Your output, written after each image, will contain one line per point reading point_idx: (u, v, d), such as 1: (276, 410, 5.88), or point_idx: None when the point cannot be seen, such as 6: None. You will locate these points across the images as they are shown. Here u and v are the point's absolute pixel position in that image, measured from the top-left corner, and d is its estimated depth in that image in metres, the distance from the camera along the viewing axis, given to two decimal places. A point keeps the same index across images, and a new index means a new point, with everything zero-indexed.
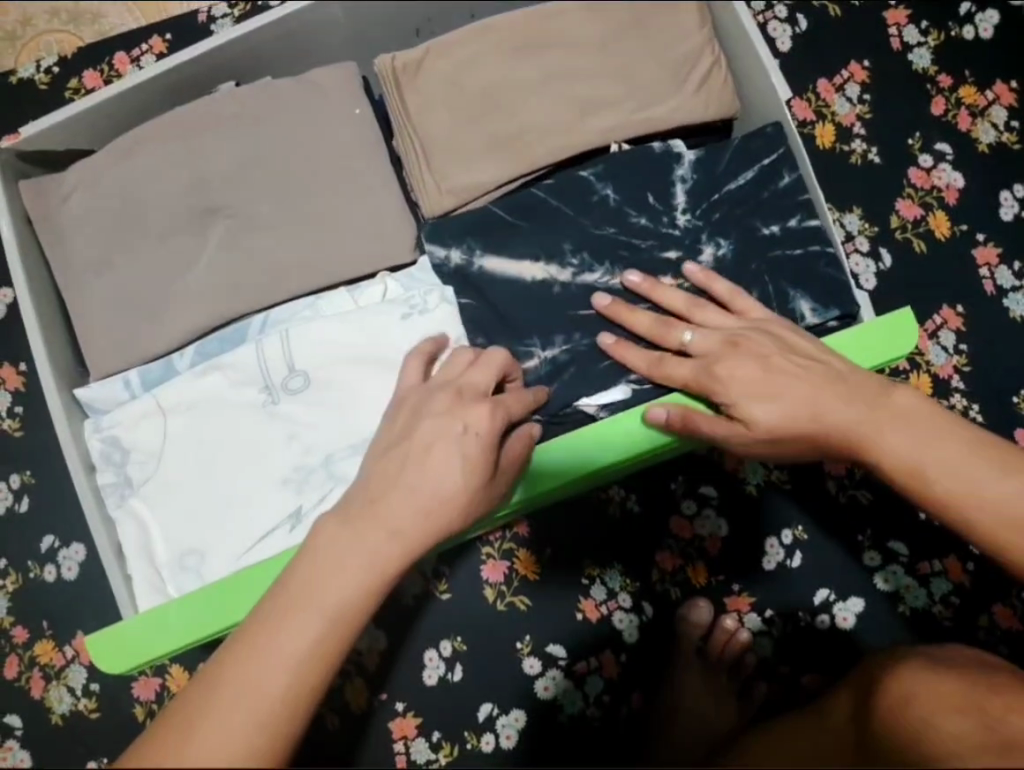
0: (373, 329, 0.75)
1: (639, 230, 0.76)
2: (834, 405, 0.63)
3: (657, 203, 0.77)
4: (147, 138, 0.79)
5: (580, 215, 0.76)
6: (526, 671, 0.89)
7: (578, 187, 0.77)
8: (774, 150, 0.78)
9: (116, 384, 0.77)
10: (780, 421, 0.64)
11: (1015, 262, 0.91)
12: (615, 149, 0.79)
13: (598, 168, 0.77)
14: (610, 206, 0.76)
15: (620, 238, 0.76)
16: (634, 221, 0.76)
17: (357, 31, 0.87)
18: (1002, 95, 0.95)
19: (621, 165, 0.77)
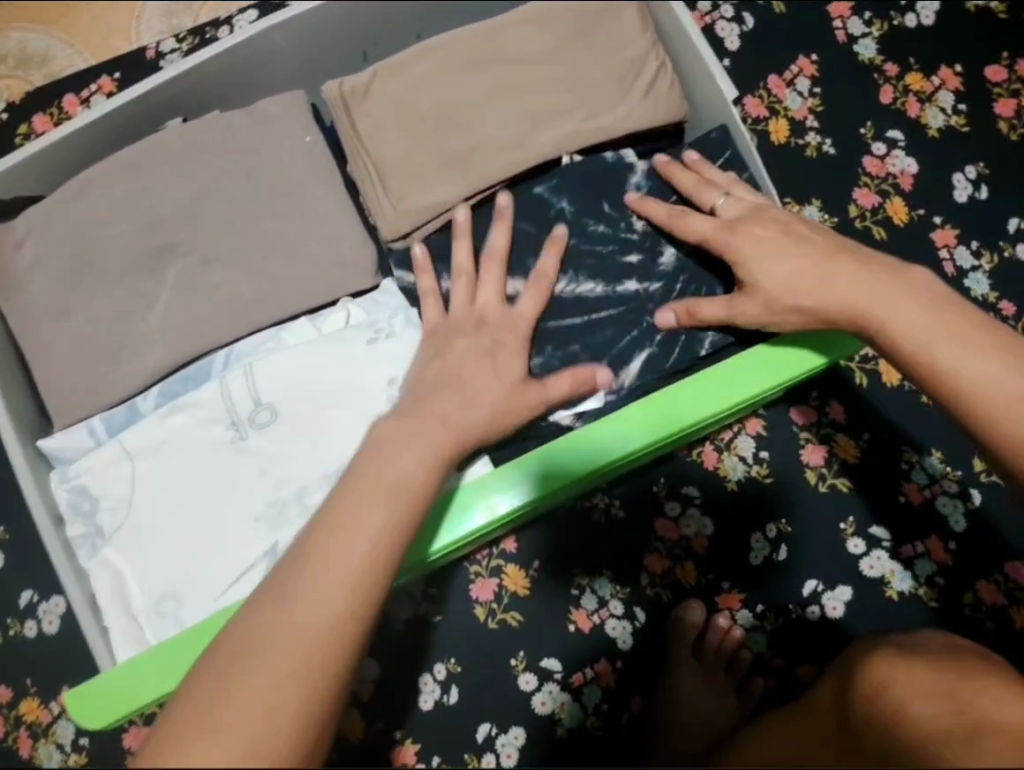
0: (343, 357, 0.75)
1: (599, 237, 0.77)
2: (840, 266, 0.68)
3: (614, 210, 0.78)
4: (98, 179, 0.78)
5: (541, 229, 0.78)
6: (522, 688, 0.88)
7: (536, 202, 0.78)
8: (722, 153, 0.80)
9: (79, 432, 0.76)
10: (785, 280, 0.68)
11: (973, 242, 0.92)
12: (566, 162, 0.80)
13: (552, 182, 0.79)
14: (567, 217, 0.78)
15: (582, 247, 0.77)
16: (592, 229, 0.78)
17: (305, 57, 0.87)
18: (948, 80, 0.97)
19: (575, 177, 0.79)
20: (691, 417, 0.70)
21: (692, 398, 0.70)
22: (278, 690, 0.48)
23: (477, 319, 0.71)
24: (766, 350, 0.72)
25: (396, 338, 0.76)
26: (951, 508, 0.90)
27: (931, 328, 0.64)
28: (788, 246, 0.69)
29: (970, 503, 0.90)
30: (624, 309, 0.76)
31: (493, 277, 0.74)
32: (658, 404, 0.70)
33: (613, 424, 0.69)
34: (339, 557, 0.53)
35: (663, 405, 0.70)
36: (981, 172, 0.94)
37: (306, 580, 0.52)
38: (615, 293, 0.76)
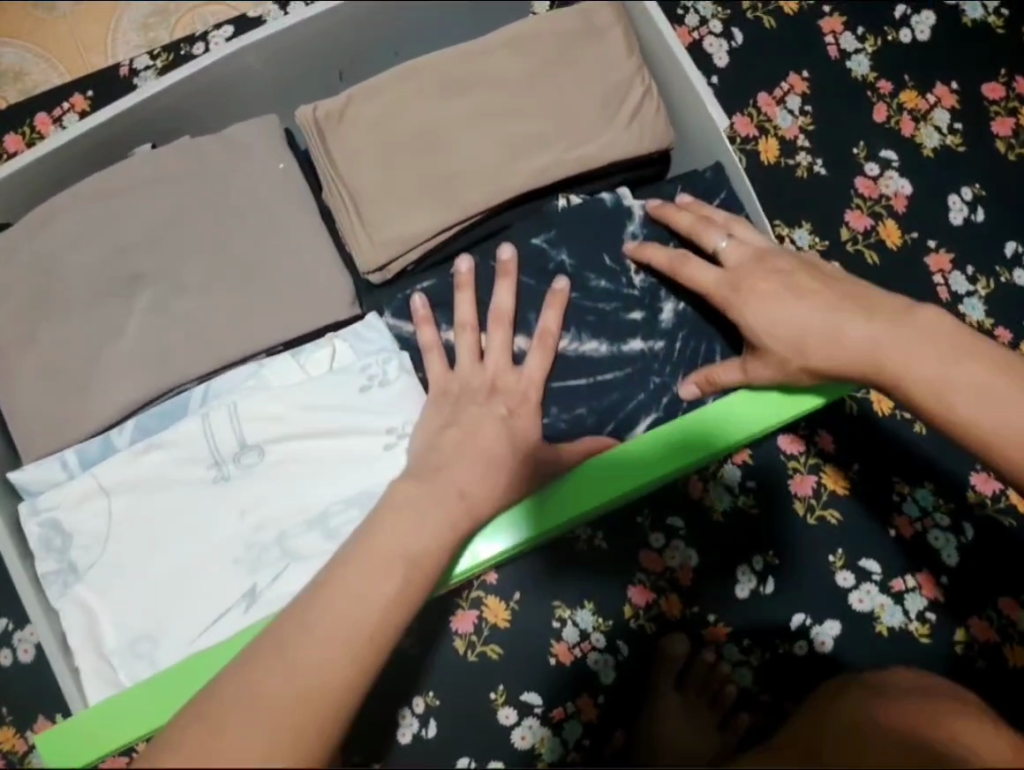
0: (326, 395, 0.73)
1: (602, 294, 0.76)
2: (848, 321, 0.65)
3: (614, 263, 0.77)
4: (67, 207, 0.77)
5: (541, 285, 0.76)
6: (502, 723, 0.86)
7: (536, 257, 0.76)
8: (717, 193, 0.79)
9: (53, 464, 0.73)
10: (777, 327, 0.67)
11: (968, 267, 0.90)
12: (561, 207, 0.78)
13: (550, 233, 0.77)
14: (568, 271, 0.76)
15: (584, 304, 0.76)
16: (594, 284, 0.76)
17: (281, 78, 0.85)
18: (944, 98, 0.94)
19: (570, 224, 0.77)
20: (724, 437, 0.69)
21: (676, 443, 0.69)
22: (272, 741, 0.46)
23: (491, 383, 0.71)
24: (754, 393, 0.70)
25: (388, 386, 0.73)
26: (944, 542, 0.88)
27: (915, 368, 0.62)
28: (786, 295, 0.67)
29: (963, 538, 0.88)
30: (629, 370, 0.75)
31: (500, 337, 0.73)
32: (687, 426, 0.69)
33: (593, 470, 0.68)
34: (354, 603, 0.52)
35: (693, 427, 0.69)
36: (977, 194, 0.92)
37: (310, 630, 0.50)
38: (619, 352, 0.75)
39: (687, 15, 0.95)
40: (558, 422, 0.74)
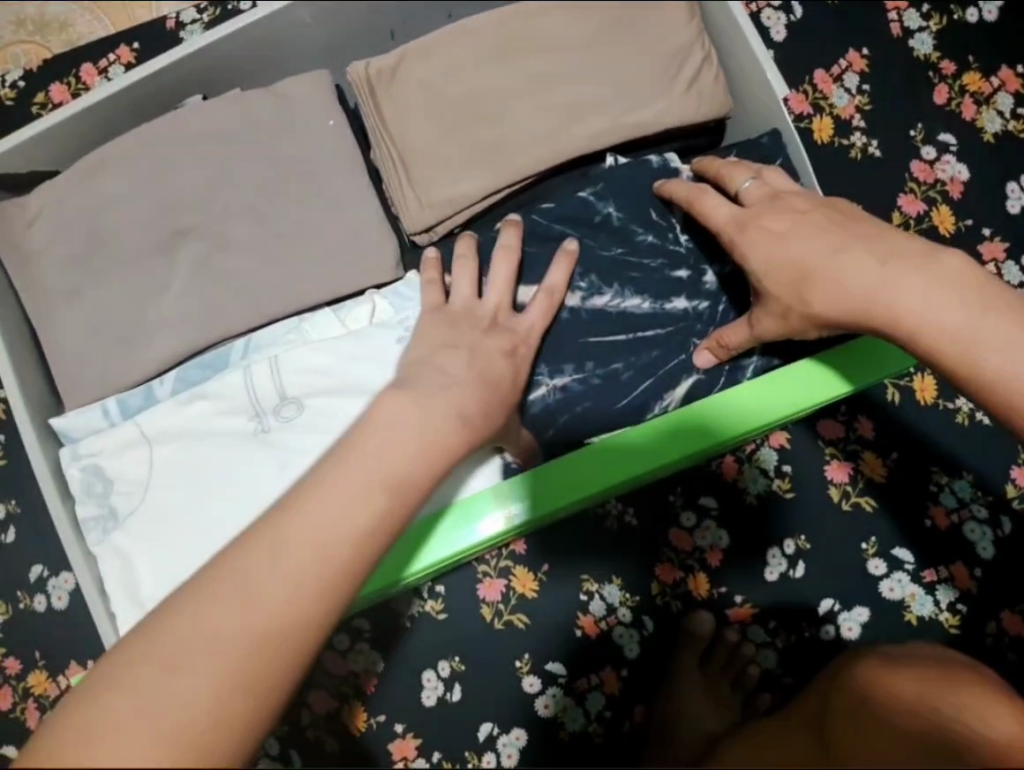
0: (369, 348, 0.72)
1: (647, 249, 0.75)
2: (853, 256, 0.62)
3: (661, 219, 0.76)
4: (115, 157, 0.76)
5: (586, 238, 0.75)
6: (526, 690, 0.87)
7: (581, 209, 0.75)
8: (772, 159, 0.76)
9: (94, 411, 0.73)
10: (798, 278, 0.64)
11: (1022, 257, 0.88)
12: (610, 162, 0.77)
13: (597, 186, 0.75)
14: (615, 225, 0.75)
15: (628, 259, 0.75)
16: (641, 239, 0.75)
17: (332, 35, 0.84)
18: (1008, 82, 0.91)
19: (621, 180, 0.75)
20: (771, 415, 0.70)
21: (694, 427, 0.69)
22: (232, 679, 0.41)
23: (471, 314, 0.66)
24: (770, 379, 0.70)
25: None
26: (979, 534, 0.87)
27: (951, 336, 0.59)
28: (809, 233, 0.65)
29: (1000, 531, 0.87)
30: (672, 329, 0.74)
31: (507, 277, 0.69)
32: (739, 402, 0.70)
33: (606, 448, 0.69)
34: (309, 544, 0.44)
35: (744, 405, 0.70)
36: None
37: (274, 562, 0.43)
38: (661, 310, 0.74)
39: None
40: (594, 395, 0.73)
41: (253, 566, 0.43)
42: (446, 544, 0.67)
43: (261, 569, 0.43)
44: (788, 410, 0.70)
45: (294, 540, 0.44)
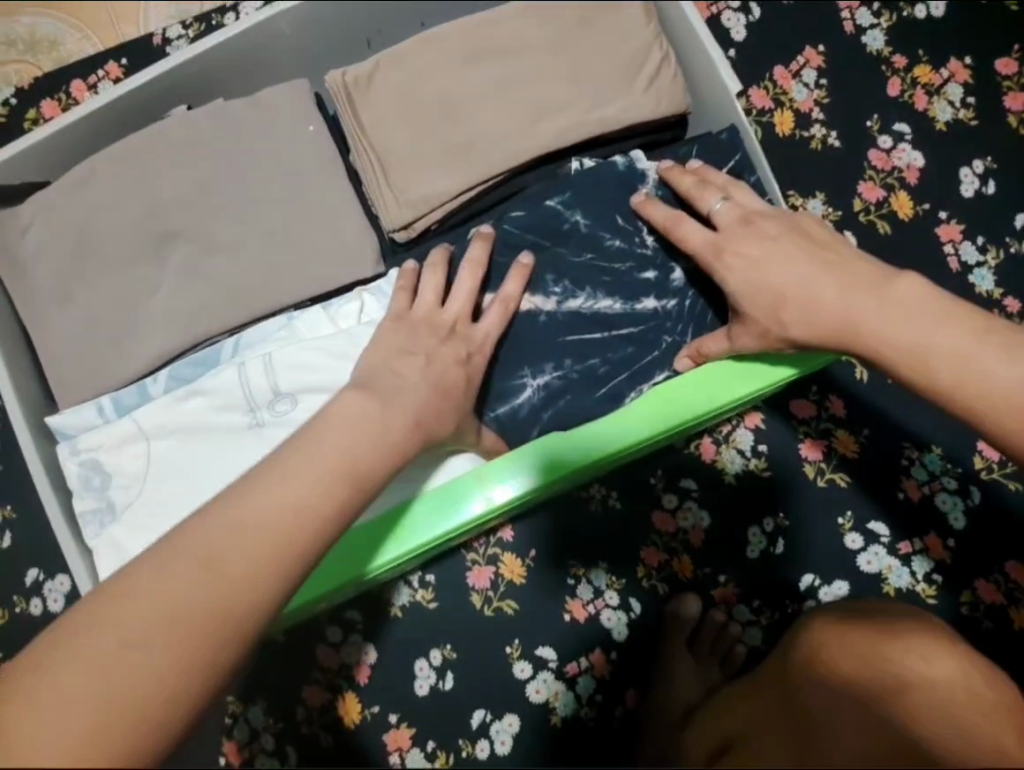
0: (357, 347, 0.74)
1: (616, 254, 0.78)
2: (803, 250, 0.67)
3: (627, 224, 0.78)
4: (102, 165, 0.79)
5: (558, 248, 0.78)
6: (517, 676, 0.89)
7: (551, 220, 0.78)
8: (732, 155, 0.80)
9: (89, 409, 0.75)
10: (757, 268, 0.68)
11: (979, 237, 0.91)
12: (576, 167, 0.80)
13: (565, 195, 0.78)
14: (584, 233, 0.78)
15: (599, 264, 0.78)
16: (610, 244, 0.78)
17: (310, 45, 0.88)
18: (957, 73, 0.95)
19: (587, 184, 0.78)
20: (732, 396, 0.74)
21: (660, 407, 0.74)
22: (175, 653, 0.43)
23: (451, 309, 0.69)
24: (730, 361, 0.74)
25: None
26: (951, 505, 0.90)
27: None
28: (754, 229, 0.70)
29: (970, 501, 0.90)
30: (643, 326, 0.77)
31: (470, 284, 0.72)
32: (699, 382, 0.74)
33: (594, 430, 0.72)
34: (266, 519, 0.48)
35: (706, 385, 0.74)
36: (989, 167, 0.93)
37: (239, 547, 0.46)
38: (633, 309, 0.77)
39: None
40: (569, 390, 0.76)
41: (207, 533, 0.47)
42: (431, 532, 0.70)
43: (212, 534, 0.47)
44: (749, 391, 0.74)
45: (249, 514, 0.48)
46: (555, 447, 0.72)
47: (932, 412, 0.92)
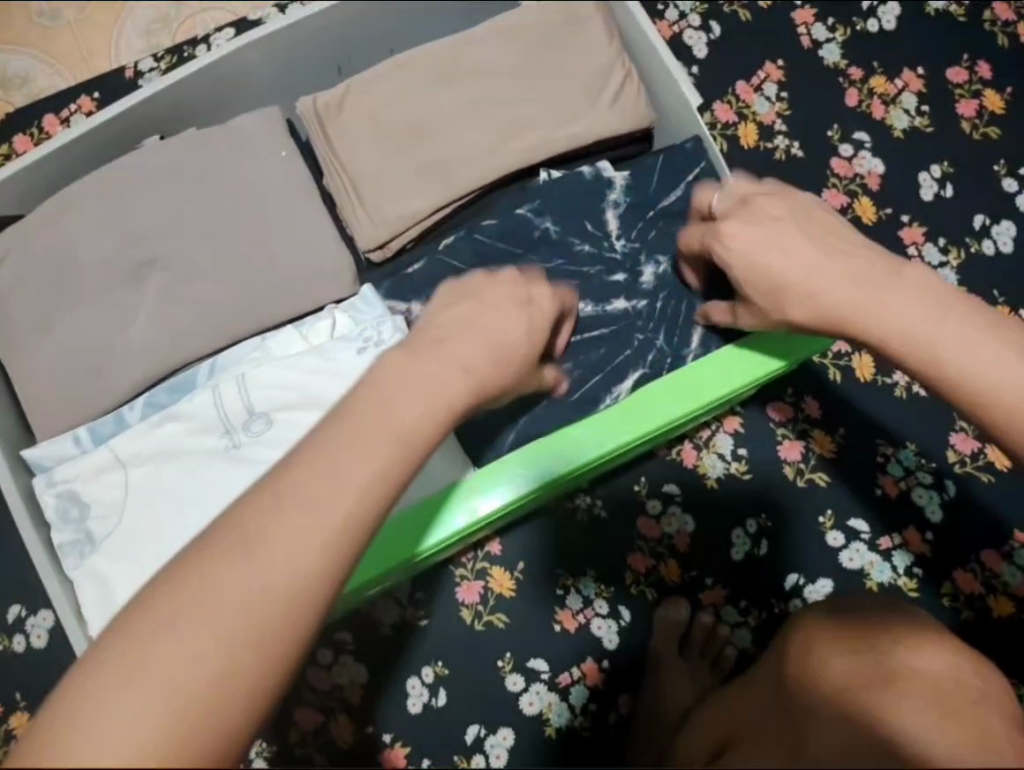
0: (331, 363, 0.75)
1: (585, 258, 0.82)
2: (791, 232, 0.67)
3: (595, 229, 0.82)
4: (77, 196, 0.80)
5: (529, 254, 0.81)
6: (510, 689, 0.89)
7: (522, 226, 0.81)
8: (697, 163, 0.83)
9: (65, 440, 0.75)
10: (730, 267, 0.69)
11: (940, 239, 0.95)
12: (544, 178, 0.82)
13: (535, 204, 0.81)
14: (553, 237, 0.81)
15: (570, 270, 0.81)
16: (578, 250, 0.82)
17: (282, 74, 0.90)
18: (911, 83, 0.99)
19: (554, 195, 0.81)
20: (710, 396, 0.75)
21: (638, 411, 0.75)
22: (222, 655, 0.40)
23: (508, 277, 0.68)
24: (702, 365, 0.76)
25: (383, 344, 0.75)
26: (927, 499, 0.92)
27: (871, 310, 0.64)
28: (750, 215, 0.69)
29: (945, 494, 0.92)
30: (614, 328, 0.81)
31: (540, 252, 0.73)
32: (679, 384, 0.75)
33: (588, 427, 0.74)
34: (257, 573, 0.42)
35: (685, 388, 0.75)
36: (945, 171, 0.97)
37: None
38: (603, 311, 0.81)
39: (666, 9, 1.00)
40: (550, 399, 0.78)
41: (191, 591, 0.42)
42: (419, 547, 0.71)
43: (201, 591, 0.42)
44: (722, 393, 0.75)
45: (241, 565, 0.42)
46: (548, 451, 0.73)
47: (904, 406, 0.94)
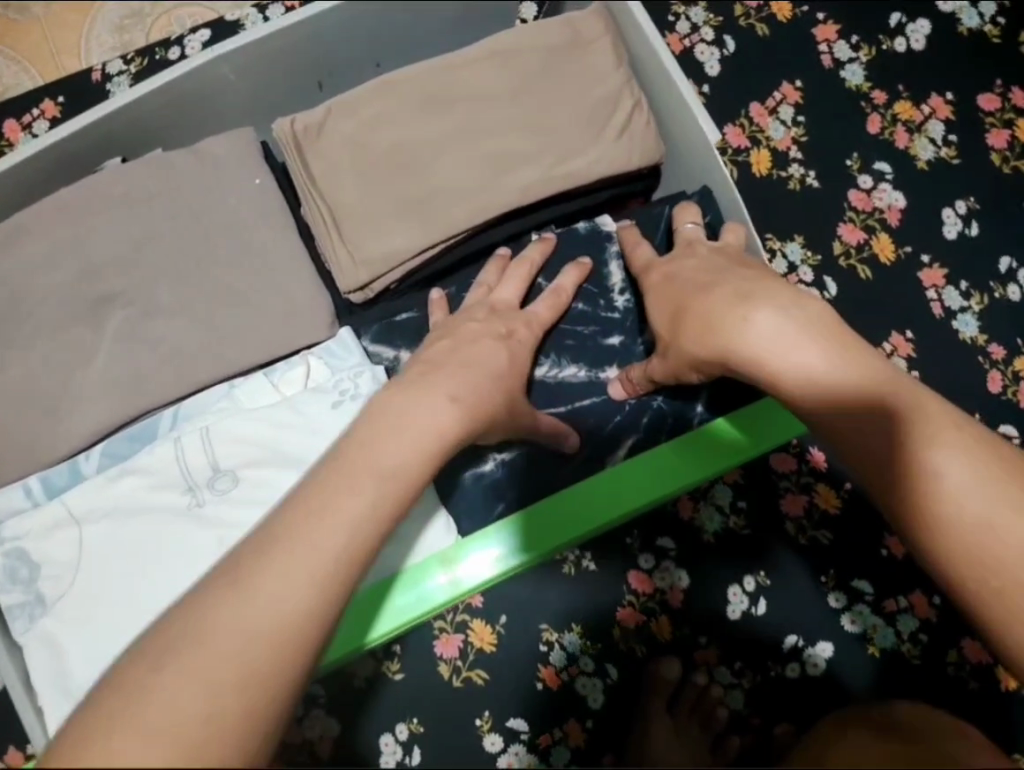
0: (305, 419, 0.69)
1: (582, 317, 0.76)
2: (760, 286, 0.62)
3: (593, 287, 0.76)
4: (32, 222, 0.73)
5: None
6: (488, 749, 0.84)
7: None
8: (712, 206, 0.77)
9: (15, 490, 0.69)
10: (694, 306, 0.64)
11: (962, 282, 0.88)
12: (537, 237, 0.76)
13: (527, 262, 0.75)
14: None
15: (564, 329, 0.75)
16: (573, 309, 0.76)
17: (257, 87, 0.82)
18: (938, 109, 0.92)
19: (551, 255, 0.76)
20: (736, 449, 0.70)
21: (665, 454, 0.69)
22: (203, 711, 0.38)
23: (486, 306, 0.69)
24: (708, 431, 0.70)
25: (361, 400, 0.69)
26: None
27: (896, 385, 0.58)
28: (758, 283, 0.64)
29: None
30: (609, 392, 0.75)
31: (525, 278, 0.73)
32: (702, 438, 0.70)
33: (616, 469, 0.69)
34: (228, 632, 0.40)
35: (709, 440, 0.70)
36: (971, 208, 0.90)
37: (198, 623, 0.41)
38: (598, 378, 0.76)
39: (677, 21, 0.93)
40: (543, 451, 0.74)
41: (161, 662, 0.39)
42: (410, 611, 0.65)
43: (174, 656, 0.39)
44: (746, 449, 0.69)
45: (223, 617, 0.41)
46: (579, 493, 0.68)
47: None
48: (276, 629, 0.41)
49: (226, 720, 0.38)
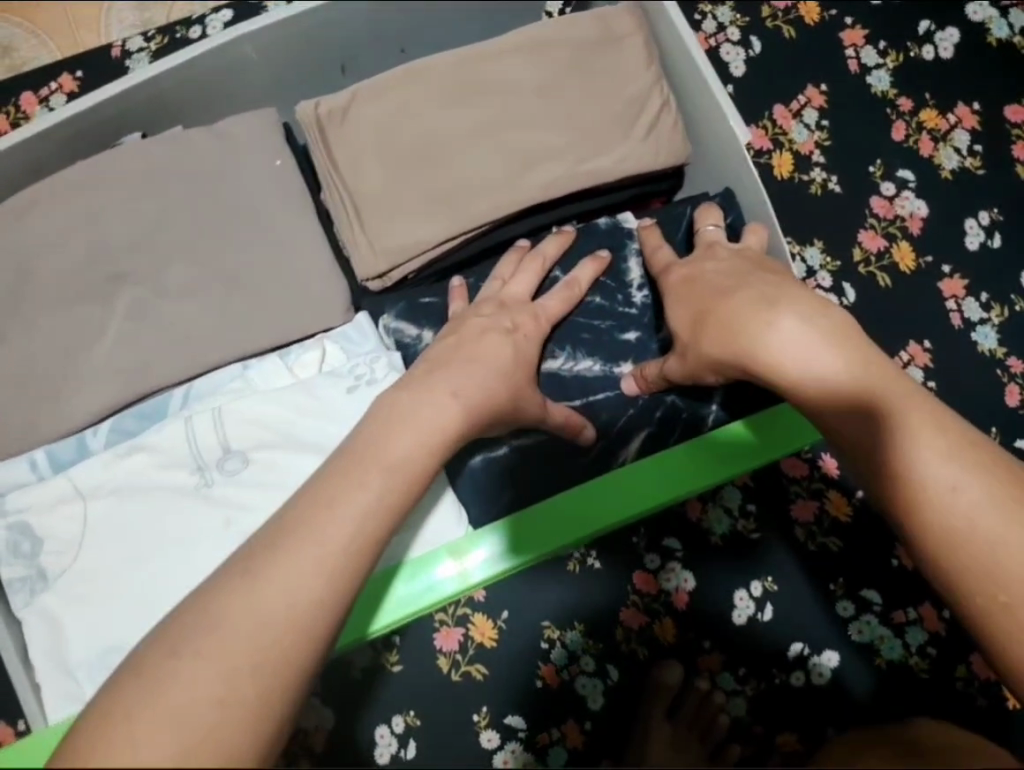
0: (319, 404, 0.68)
1: (598, 311, 0.75)
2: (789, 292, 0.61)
3: (611, 282, 0.76)
4: (48, 196, 0.73)
5: None
6: (484, 746, 0.82)
7: None
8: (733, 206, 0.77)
9: (20, 464, 0.68)
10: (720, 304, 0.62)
11: (982, 293, 0.87)
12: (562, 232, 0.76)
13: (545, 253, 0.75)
14: None
15: (581, 323, 0.75)
16: (590, 302, 0.75)
17: (279, 69, 0.82)
18: (964, 119, 0.91)
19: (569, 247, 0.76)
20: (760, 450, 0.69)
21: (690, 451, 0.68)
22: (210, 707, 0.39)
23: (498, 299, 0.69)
24: (727, 432, 0.69)
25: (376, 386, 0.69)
26: None
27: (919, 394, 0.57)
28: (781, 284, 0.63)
29: None
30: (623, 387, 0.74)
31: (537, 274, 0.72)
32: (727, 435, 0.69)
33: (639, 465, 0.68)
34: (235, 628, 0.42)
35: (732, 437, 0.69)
36: (994, 219, 0.89)
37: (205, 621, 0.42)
38: (612, 372, 0.75)
39: (703, 21, 0.92)
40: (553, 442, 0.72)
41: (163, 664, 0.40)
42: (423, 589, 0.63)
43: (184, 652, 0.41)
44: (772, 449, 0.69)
45: (235, 606, 0.42)
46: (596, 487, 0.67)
47: None
48: (283, 624, 0.42)
49: (234, 704, 0.39)
